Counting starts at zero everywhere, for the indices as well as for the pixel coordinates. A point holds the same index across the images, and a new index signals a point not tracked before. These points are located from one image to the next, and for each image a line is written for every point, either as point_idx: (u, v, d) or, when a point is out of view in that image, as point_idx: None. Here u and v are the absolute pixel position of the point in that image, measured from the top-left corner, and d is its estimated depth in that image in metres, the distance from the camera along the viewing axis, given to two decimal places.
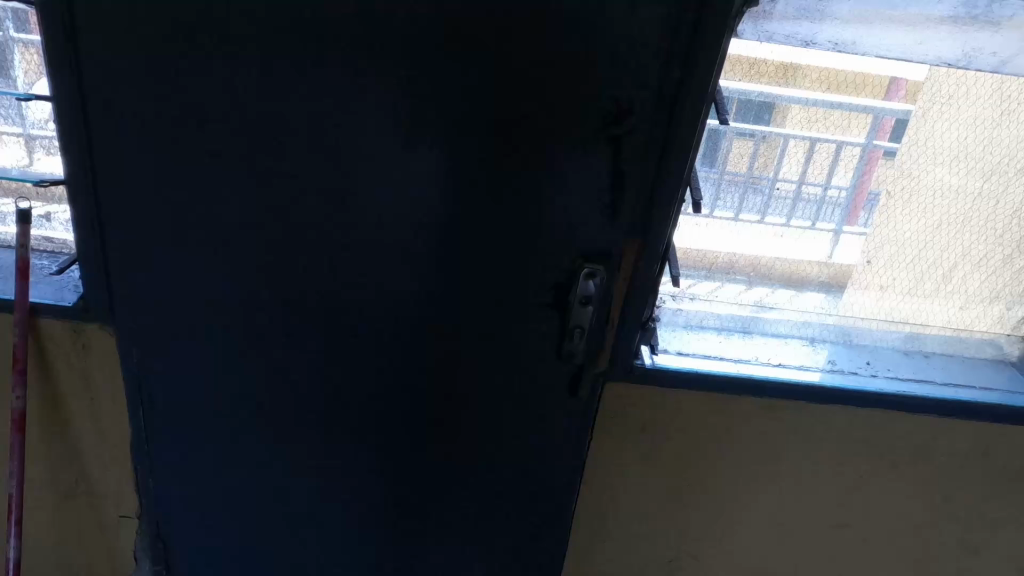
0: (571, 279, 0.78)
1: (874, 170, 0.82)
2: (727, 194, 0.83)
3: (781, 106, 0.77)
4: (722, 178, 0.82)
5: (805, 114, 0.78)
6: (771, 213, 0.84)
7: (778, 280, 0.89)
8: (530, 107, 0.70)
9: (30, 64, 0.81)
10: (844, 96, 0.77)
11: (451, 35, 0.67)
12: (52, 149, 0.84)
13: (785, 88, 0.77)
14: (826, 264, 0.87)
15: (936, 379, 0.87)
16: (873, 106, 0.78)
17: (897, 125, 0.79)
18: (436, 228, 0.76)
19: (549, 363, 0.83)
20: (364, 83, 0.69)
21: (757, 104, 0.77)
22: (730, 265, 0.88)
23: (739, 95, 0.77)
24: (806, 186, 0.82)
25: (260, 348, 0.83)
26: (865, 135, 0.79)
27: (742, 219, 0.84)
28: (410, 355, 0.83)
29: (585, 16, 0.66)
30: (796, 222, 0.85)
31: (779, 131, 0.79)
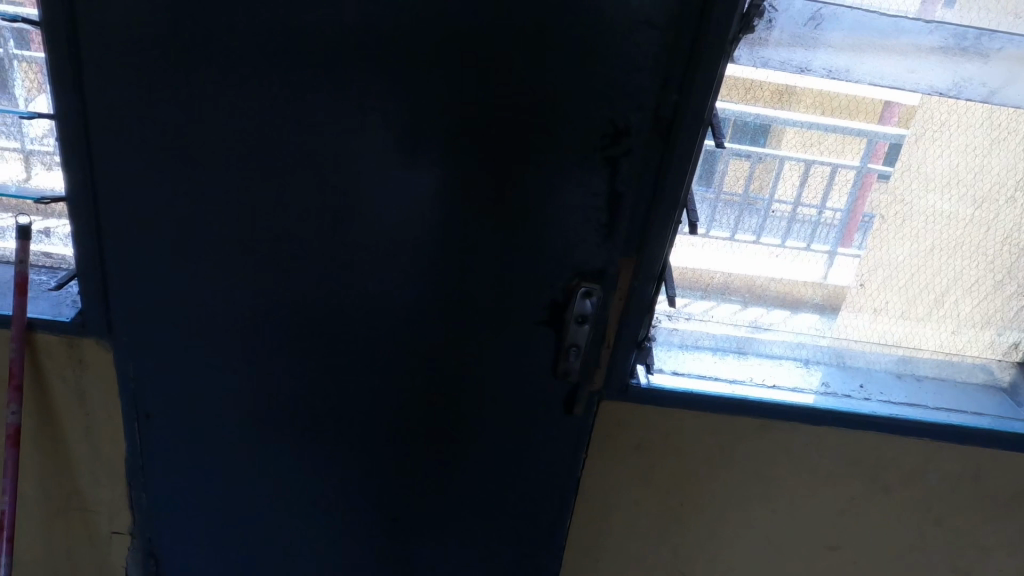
0: (568, 298, 0.78)
1: (868, 196, 0.83)
2: (724, 215, 0.84)
3: (776, 128, 0.79)
4: (718, 200, 0.83)
5: (801, 137, 0.79)
6: (766, 233, 0.85)
7: (773, 301, 0.89)
8: (528, 129, 0.71)
9: (33, 81, 0.82)
10: (839, 120, 0.78)
11: (452, 56, 0.68)
12: (50, 164, 0.84)
13: (779, 111, 0.78)
14: (821, 284, 0.88)
15: (928, 403, 0.88)
16: (867, 130, 0.79)
17: (891, 150, 0.81)
18: (433, 247, 0.77)
19: (543, 382, 0.83)
20: (364, 103, 0.70)
21: (752, 127, 0.78)
22: (727, 288, 0.89)
23: (735, 117, 0.78)
24: (801, 208, 0.83)
25: (256, 365, 0.83)
26: (860, 159, 0.81)
27: (739, 239, 0.85)
28: (405, 373, 0.83)
29: (584, 38, 0.67)
30: (791, 244, 0.85)
31: (775, 154, 0.80)
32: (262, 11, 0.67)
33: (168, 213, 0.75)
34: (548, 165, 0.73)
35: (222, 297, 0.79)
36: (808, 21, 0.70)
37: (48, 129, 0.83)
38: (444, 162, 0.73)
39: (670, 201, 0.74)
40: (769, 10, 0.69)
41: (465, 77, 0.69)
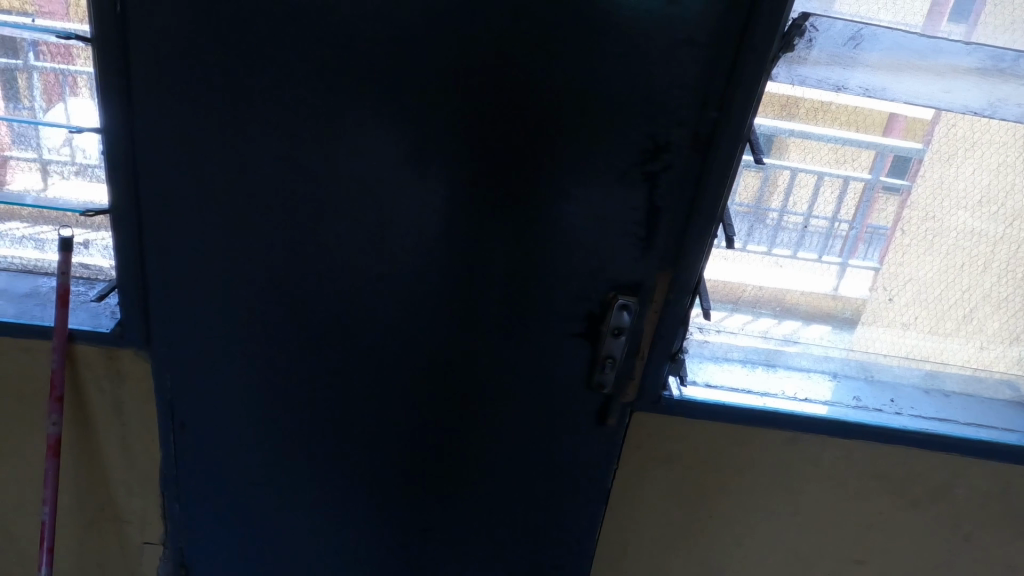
0: (605, 310, 0.79)
1: (875, 207, 0.83)
2: (758, 231, 0.84)
3: (810, 141, 0.79)
4: (753, 214, 0.83)
5: (834, 152, 0.80)
6: (781, 246, 0.85)
7: (805, 315, 0.90)
8: (568, 142, 0.72)
9: (48, 90, 0.79)
10: (871, 136, 0.79)
11: (497, 72, 0.69)
12: (68, 174, 0.84)
13: (811, 127, 0.79)
14: (833, 296, 0.88)
15: (957, 418, 0.89)
16: (875, 142, 0.79)
17: (888, 159, 0.80)
18: (473, 259, 0.77)
19: (578, 394, 0.83)
20: (408, 118, 0.71)
21: (785, 143, 0.79)
22: (755, 302, 0.89)
23: (770, 132, 0.78)
24: (814, 219, 0.84)
25: (292, 375, 0.83)
26: (870, 167, 0.81)
27: (773, 253, 0.86)
28: (440, 384, 0.84)
29: (625, 56, 0.68)
30: (803, 254, 0.86)
31: (810, 169, 0.81)
32: (313, 26, 0.67)
33: (211, 225, 0.76)
34: (589, 181, 0.74)
35: (262, 308, 0.80)
36: (848, 41, 0.71)
37: (67, 138, 0.82)
38: (485, 176, 0.74)
39: (706, 215, 0.75)
40: (810, 30, 0.71)
41: (508, 92, 0.70)
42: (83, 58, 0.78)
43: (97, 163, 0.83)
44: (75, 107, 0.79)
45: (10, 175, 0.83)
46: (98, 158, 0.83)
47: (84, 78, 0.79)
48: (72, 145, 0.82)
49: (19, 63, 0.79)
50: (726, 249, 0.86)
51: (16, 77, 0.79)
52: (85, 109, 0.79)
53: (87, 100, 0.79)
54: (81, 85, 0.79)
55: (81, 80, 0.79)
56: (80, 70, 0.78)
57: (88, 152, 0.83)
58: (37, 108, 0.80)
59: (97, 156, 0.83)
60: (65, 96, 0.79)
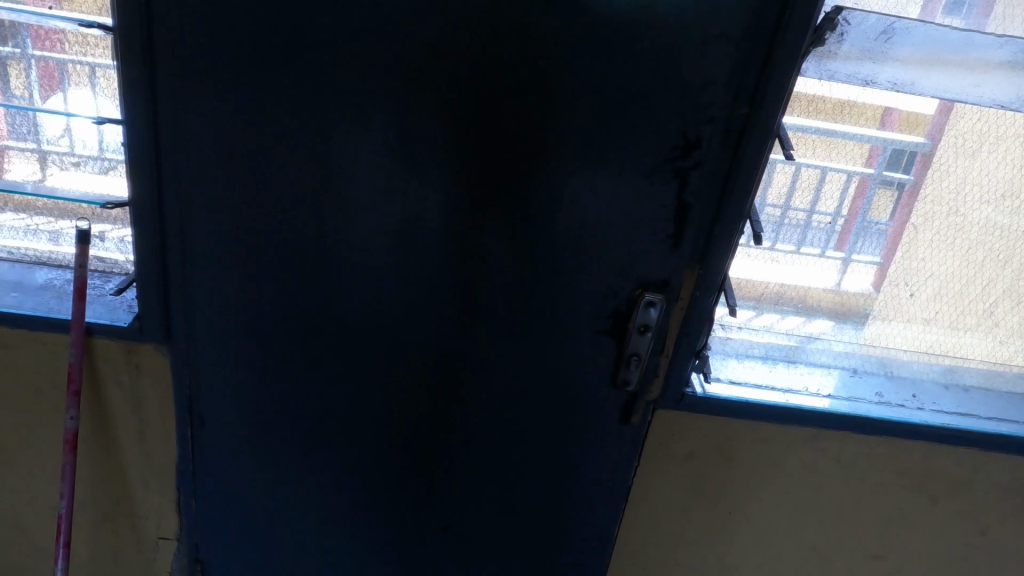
0: (631, 307, 0.78)
1: (872, 200, 0.82)
2: (785, 231, 0.84)
3: (836, 140, 0.79)
4: (779, 213, 0.83)
5: (859, 150, 0.79)
6: (806, 244, 0.85)
7: (824, 312, 0.89)
8: (598, 136, 0.71)
9: (45, 77, 0.77)
10: (897, 135, 0.79)
11: (529, 66, 0.68)
12: (66, 165, 0.81)
13: (837, 124, 0.78)
14: (834, 291, 0.88)
15: (981, 414, 0.89)
16: (867, 135, 0.78)
17: (883, 153, 0.79)
18: (500, 254, 0.76)
19: (602, 390, 0.83)
20: (438, 110, 0.70)
21: (812, 140, 0.79)
22: (774, 298, 0.88)
23: (797, 129, 0.78)
24: (816, 214, 0.83)
25: (313, 370, 0.82)
26: (871, 164, 0.80)
27: (779, 248, 0.85)
28: (463, 379, 0.83)
29: (659, 50, 0.68)
30: (831, 252, 0.85)
31: (837, 167, 0.80)
32: (342, 14, 0.66)
33: (235, 218, 0.74)
34: (620, 177, 0.73)
35: (285, 303, 0.79)
36: (879, 36, 0.71)
37: (65, 128, 0.79)
38: (513, 172, 0.73)
39: (735, 211, 0.74)
40: (842, 24, 0.70)
41: (539, 86, 0.69)
42: (75, 44, 0.76)
43: (97, 154, 0.80)
44: (75, 96, 0.77)
45: (7, 162, 0.81)
46: (98, 149, 0.80)
47: (86, 68, 0.77)
48: (71, 135, 0.79)
49: (13, 51, 0.76)
50: (751, 247, 0.85)
51: (10, 65, 0.77)
52: (85, 98, 0.77)
53: (87, 91, 0.77)
54: (82, 74, 0.77)
55: (82, 69, 0.77)
56: (86, 60, 0.77)
57: (87, 143, 0.80)
58: (33, 98, 0.78)
59: (96, 147, 0.80)
60: (65, 86, 0.77)
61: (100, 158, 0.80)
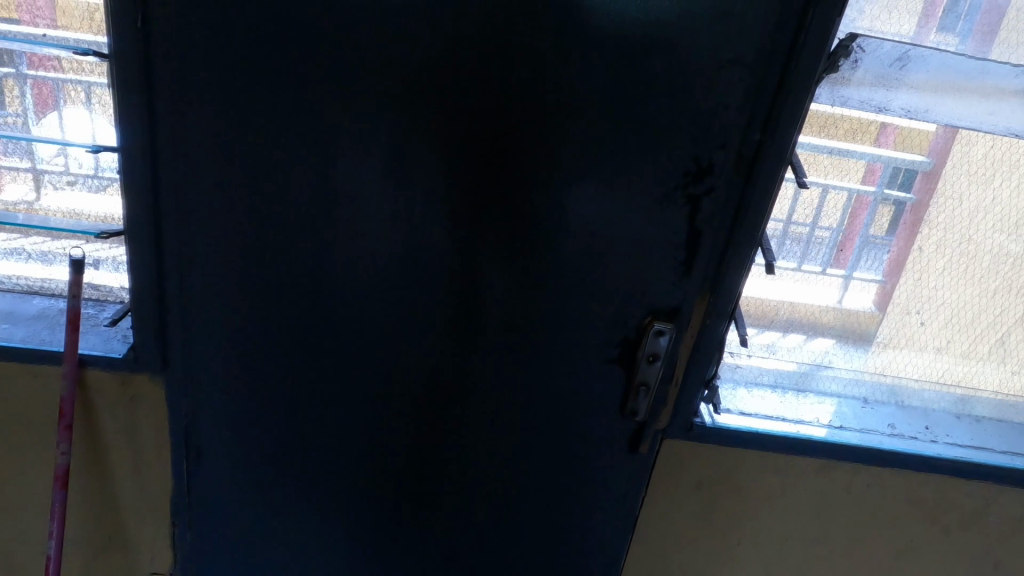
0: (640, 336, 0.76)
1: (873, 215, 0.80)
2: (790, 247, 0.82)
3: (844, 159, 0.77)
4: (786, 230, 0.81)
5: (869, 170, 0.78)
6: (808, 261, 0.83)
7: (838, 337, 0.87)
8: (607, 163, 0.69)
9: (40, 101, 0.75)
10: (905, 154, 0.78)
11: (539, 91, 0.66)
12: (60, 185, 0.79)
13: (850, 145, 0.76)
14: (837, 308, 0.85)
15: (995, 447, 0.87)
16: (873, 154, 0.77)
17: (884, 170, 0.78)
18: (505, 283, 0.74)
19: (609, 421, 0.81)
20: (443, 137, 0.68)
21: (824, 161, 0.77)
22: (777, 316, 0.86)
23: (810, 150, 0.77)
24: (817, 229, 0.81)
25: (313, 401, 0.80)
26: (876, 183, 0.78)
27: (781, 264, 0.83)
28: (466, 409, 0.81)
29: (672, 75, 0.66)
30: (831, 270, 0.83)
31: (845, 186, 0.78)
32: (346, 41, 0.64)
33: (237, 245, 0.72)
34: (632, 204, 0.71)
35: (287, 331, 0.76)
36: (894, 63, 0.69)
37: (60, 148, 0.77)
38: (522, 199, 0.71)
39: (745, 239, 0.73)
40: (857, 51, 0.69)
41: (550, 111, 0.67)
42: (71, 66, 0.74)
43: (92, 173, 0.78)
44: (70, 117, 0.75)
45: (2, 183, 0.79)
46: (93, 167, 0.78)
47: (81, 87, 0.74)
48: (66, 155, 0.77)
49: (7, 72, 0.74)
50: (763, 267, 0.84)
51: (4, 85, 0.74)
52: (80, 120, 0.75)
53: (83, 111, 0.75)
54: (77, 95, 0.74)
55: (76, 89, 0.74)
56: (81, 80, 0.74)
57: (81, 163, 0.78)
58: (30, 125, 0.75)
59: (92, 165, 0.78)
60: (58, 105, 0.74)
61: (96, 177, 0.78)
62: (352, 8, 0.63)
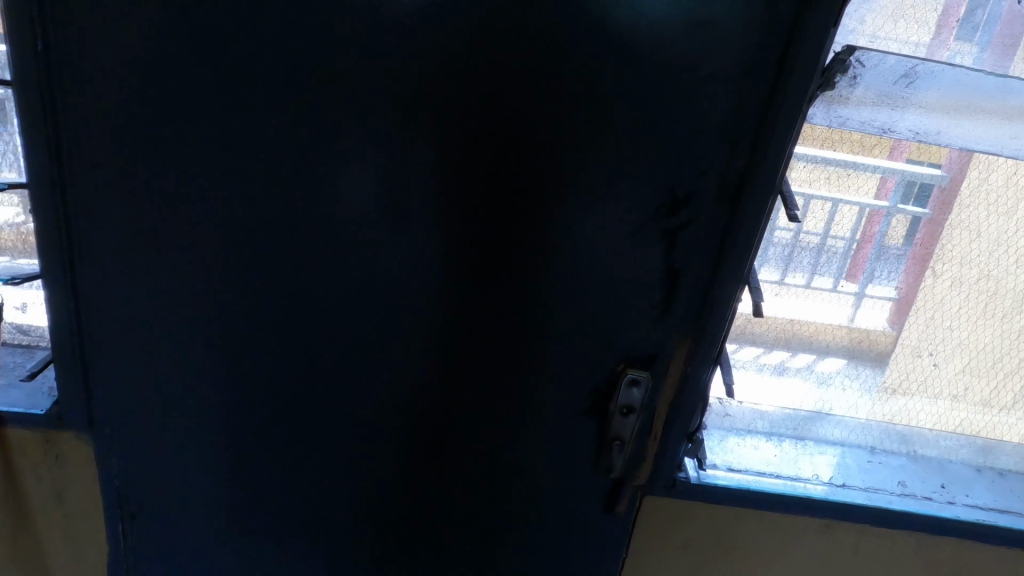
0: (612, 385, 0.68)
1: (889, 227, 0.71)
2: (798, 260, 0.73)
3: (851, 172, 0.68)
4: (795, 242, 0.72)
5: (880, 183, 0.68)
6: (819, 274, 0.74)
7: (862, 361, 0.77)
8: (571, 191, 0.61)
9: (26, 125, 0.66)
10: (921, 165, 0.68)
11: (489, 115, 0.58)
12: None
13: (857, 158, 0.67)
14: (848, 326, 0.76)
15: (1021, 508, 0.78)
16: (886, 167, 0.68)
17: (898, 185, 0.69)
18: (459, 326, 0.67)
19: (582, 476, 0.73)
20: (382, 167, 0.60)
21: (829, 172, 0.68)
22: (775, 341, 0.77)
23: (810, 159, 0.68)
24: (830, 240, 0.72)
25: (255, 454, 0.73)
26: (890, 197, 0.69)
27: (788, 280, 0.74)
28: (423, 462, 0.73)
29: (642, 95, 0.58)
30: (845, 286, 0.74)
31: (856, 200, 0.69)
32: (268, 63, 0.57)
33: (163, 287, 0.66)
34: (601, 240, 0.63)
35: (223, 379, 0.70)
36: (900, 79, 0.61)
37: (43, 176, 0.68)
38: (477, 233, 0.63)
39: (731, 275, 0.64)
40: (855, 65, 0.60)
41: (502, 137, 0.59)
42: None
43: None
44: None
45: None
46: None
47: None
48: None
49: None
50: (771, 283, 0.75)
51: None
52: None
53: None
54: None
55: None
56: None
57: None
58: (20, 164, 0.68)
59: None
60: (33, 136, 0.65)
61: None
62: (271, 26, 0.56)
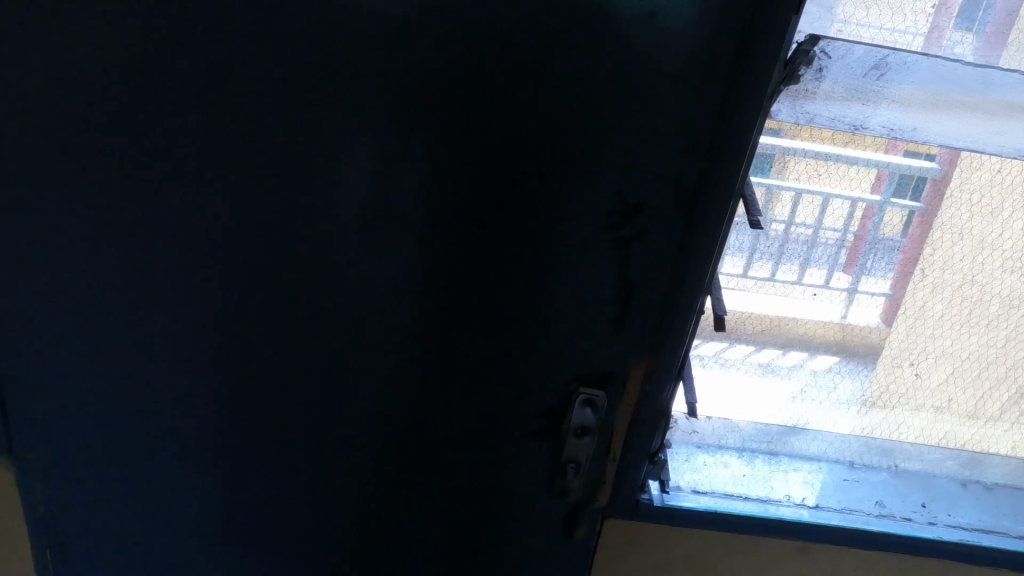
0: (565, 406, 0.64)
1: (882, 221, 0.65)
2: (791, 252, 0.67)
3: (836, 164, 0.62)
4: (788, 232, 0.66)
5: (870, 176, 0.63)
6: (813, 263, 0.67)
7: (855, 357, 0.72)
8: (514, 198, 0.57)
9: None
10: (909, 157, 0.62)
11: (421, 118, 0.54)
12: None
13: (838, 149, 0.62)
14: (841, 323, 0.70)
15: (1006, 529, 0.73)
16: (876, 160, 0.62)
17: (891, 178, 0.63)
18: (400, 344, 0.62)
19: (537, 500, 0.68)
20: (310, 175, 0.56)
21: (809, 162, 0.62)
22: (774, 332, 0.70)
23: (789, 150, 0.61)
24: (822, 232, 0.66)
25: (186, 482, 0.68)
26: (881, 190, 0.63)
27: (779, 276, 0.68)
28: (367, 488, 0.68)
29: (586, 92, 0.53)
30: (836, 281, 0.68)
31: (844, 193, 0.64)
32: (181, 64, 0.53)
33: (81, 306, 0.61)
34: (550, 250, 0.58)
35: (150, 404, 0.65)
36: (870, 71, 0.56)
37: None
38: (415, 244, 0.58)
39: (691, 287, 0.59)
40: (821, 57, 0.55)
41: (437, 141, 0.55)
42: None
43: None
44: None
45: None
46: None
47: None
48: None
49: None
50: (744, 275, 0.68)
51: None
52: None
53: None
54: None
55: None
56: None
57: None
58: None
59: None
60: None
61: None
62: (183, 25, 0.52)
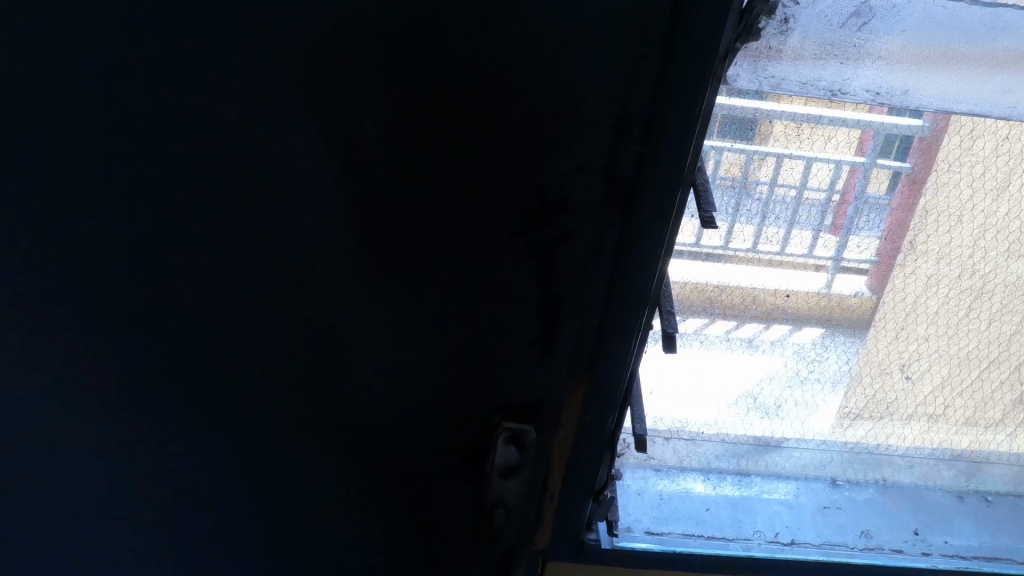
0: (487, 442, 0.53)
1: (863, 178, 0.52)
2: (775, 213, 0.55)
3: (813, 126, 0.50)
4: (772, 194, 0.54)
5: (850, 137, 0.50)
6: (800, 224, 0.55)
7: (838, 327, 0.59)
8: (404, 198, 0.45)
9: None
10: (902, 118, 0.50)
11: (272, 101, 0.42)
12: None
13: (813, 109, 0.50)
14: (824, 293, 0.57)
15: (1010, 553, 0.64)
16: (862, 120, 0.50)
17: (873, 137, 0.50)
18: (277, 380, 0.51)
19: (464, 544, 0.58)
20: (140, 182, 0.44)
21: (779, 129, 0.50)
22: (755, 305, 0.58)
23: (759, 115, 0.50)
24: (806, 192, 0.53)
25: (38, 549, 0.57)
26: (858, 150, 0.51)
27: (763, 247, 0.56)
28: (257, 545, 0.57)
29: (480, 61, 0.41)
30: (818, 252, 0.55)
31: (821, 154, 0.51)
32: None
33: None
34: (454, 260, 0.47)
35: None
36: (848, 20, 0.46)
37: None
38: (283, 259, 0.47)
39: (634, 297, 0.48)
40: (785, 5, 0.45)
41: (294, 130, 0.43)
42: None
43: None
44: None
45: None
46: None
47: None
48: None
49: None
50: (727, 243, 0.56)
51: None
52: None
53: None
54: None
55: None
56: None
57: None
58: None
59: None
60: None
61: None
62: None
